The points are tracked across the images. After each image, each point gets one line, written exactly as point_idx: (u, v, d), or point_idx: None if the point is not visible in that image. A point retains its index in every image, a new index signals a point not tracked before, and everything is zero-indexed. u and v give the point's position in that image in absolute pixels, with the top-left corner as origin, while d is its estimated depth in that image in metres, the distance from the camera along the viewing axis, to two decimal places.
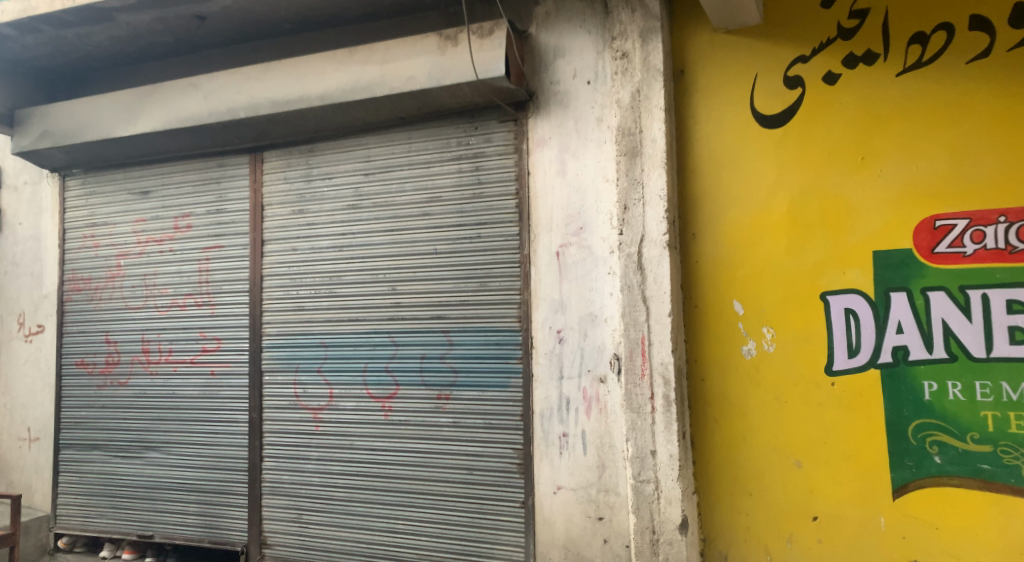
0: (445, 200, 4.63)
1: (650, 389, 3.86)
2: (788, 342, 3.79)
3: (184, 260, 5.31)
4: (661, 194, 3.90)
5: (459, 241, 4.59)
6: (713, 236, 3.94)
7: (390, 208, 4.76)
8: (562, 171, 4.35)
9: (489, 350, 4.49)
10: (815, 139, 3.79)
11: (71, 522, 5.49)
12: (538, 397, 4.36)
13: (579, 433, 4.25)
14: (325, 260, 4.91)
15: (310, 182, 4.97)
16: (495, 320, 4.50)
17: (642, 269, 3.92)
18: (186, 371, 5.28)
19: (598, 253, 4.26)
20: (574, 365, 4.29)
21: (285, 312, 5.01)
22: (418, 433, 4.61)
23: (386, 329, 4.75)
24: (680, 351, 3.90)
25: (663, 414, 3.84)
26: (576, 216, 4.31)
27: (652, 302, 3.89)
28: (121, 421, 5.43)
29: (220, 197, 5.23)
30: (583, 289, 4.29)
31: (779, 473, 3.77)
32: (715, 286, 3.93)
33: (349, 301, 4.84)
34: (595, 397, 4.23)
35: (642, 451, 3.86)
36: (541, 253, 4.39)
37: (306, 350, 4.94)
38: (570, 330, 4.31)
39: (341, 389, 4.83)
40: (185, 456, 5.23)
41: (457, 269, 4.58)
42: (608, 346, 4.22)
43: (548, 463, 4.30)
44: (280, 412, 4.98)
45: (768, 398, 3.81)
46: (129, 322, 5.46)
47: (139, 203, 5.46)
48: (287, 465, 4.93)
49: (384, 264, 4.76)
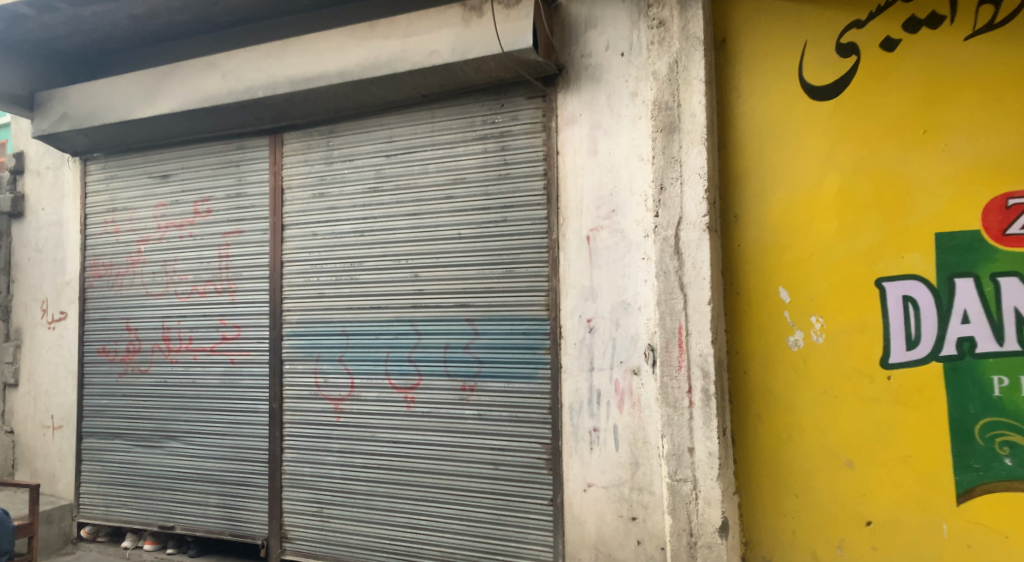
0: (470, 182, 4.40)
1: (688, 382, 3.60)
2: (839, 333, 3.50)
3: (204, 246, 5.18)
4: (700, 172, 3.63)
5: (485, 225, 4.36)
6: (757, 218, 3.65)
7: (413, 191, 4.55)
8: (593, 150, 4.09)
9: (516, 340, 4.27)
10: (871, 111, 3.48)
11: (94, 511, 5.42)
12: (566, 390, 4.13)
13: (610, 428, 4.01)
14: (346, 245, 4.73)
15: (331, 165, 4.79)
16: (523, 308, 4.27)
17: (679, 254, 3.65)
18: (207, 360, 5.15)
19: (631, 237, 4.00)
20: (605, 356, 4.05)
21: (306, 298, 4.85)
22: (442, 426, 4.42)
23: (409, 317, 4.56)
24: (720, 342, 3.62)
25: (701, 409, 3.58)
26: (608, 198, 4.06)
27: (690, 289, 3.63)
28: (142, 410, 5.34)
29: (239, 181, 5.08)
30: (615, 276, 4.04)
31: (828, 475, 3.49)
32: (759, 272, 3.65)
33: (371, 288, 4.66)
34: (628, 391, 3.98)
35: (679, 448, 3.60)
36: (571, 237, 4.15)
37: (327, 338, 4.77)
38: (601, 319, 4.07)
39: (363, 379, 4.66)
40: (206, 446, 5.11)
41: (483, 254, 4.36)
42: (642, 337, 3.97)
43: (578, 459, 4.07)
44: (301, 402, 4.83)
45: (816, 393, 3.53)
46: (150, 309, 5.36)
47: (159, 186, 5.34)
48: (307, 457, 4.78)
49: (407, 250, 4.56)
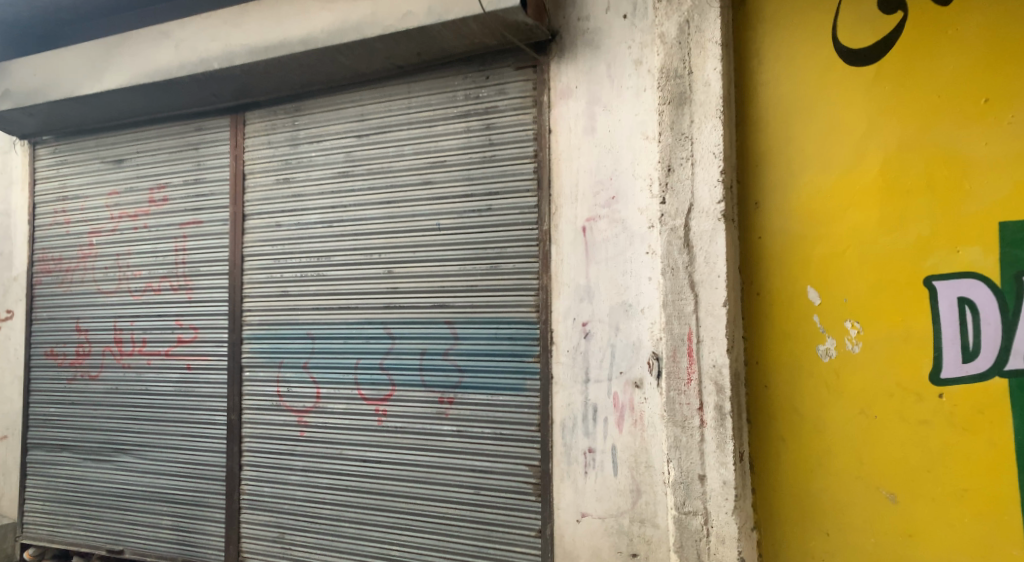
0: (450, 165, 3.88)
1: (698, 398, 3.08)
2: (880, 341, 2.95)
3: (159, 238, 4.66)
4: (714, 150, 3.10)
5: (467, 214, 3.83)
6: (782, 206, 3.11)
7: (387, 175, 4.03)
8: (591, 127, 3.55)
9: (501, 346, 3.73)
10: (920, 78, 2.93)
11: (38, 532, 4.89)
12: (558, 404, 3.58)
13: (608, 449, 3.46)
14: (313, 237, 4.21)
15: (297, 147, 4.27)
16: (509, 309, 3.73)
17: (689, 247, 3.12)
18: (161, 365, 4.63)
19: (633, 229, 3.46)
20: (602, 365, 3.50)
21: (268, 297, 4.32)
22: (417, 443, 3.89)
23: (382, 320, 4.03)
24: (737, 351, 3.09)
25: (714, 429, 3.05)
26: (608, 182, 3.52)
27: (703, 288, 3.09)
28: (92, 420, 4.81)
29: (198, 166, 4.56)
30: (615, 274, 3.49)
31: (866, 510, 2.94)
32: (784, 269, 3.10)
33: (340, 286, 4.13)
34: (629, 407, 3.43)
35: (688, 476, 3.08)
36: (564, 229, 3.61)
37: (291, 342, 4.25)
38: (598, 323, 3.52)
39: (330, 389, 4.13)
40: (159, 461, 4.59)
41: (465, 248, 3.83)
42: (646, 344, 3.42)
43: (570, 485, 3.53)
44: (262, 414, 4.30)
45: (851, 412, 2.98)
46: (101, 308, 4.84)
47: (112, 172, 4.82)
48: (268, 475, 4.25)
49: (380, 243, 4.04)
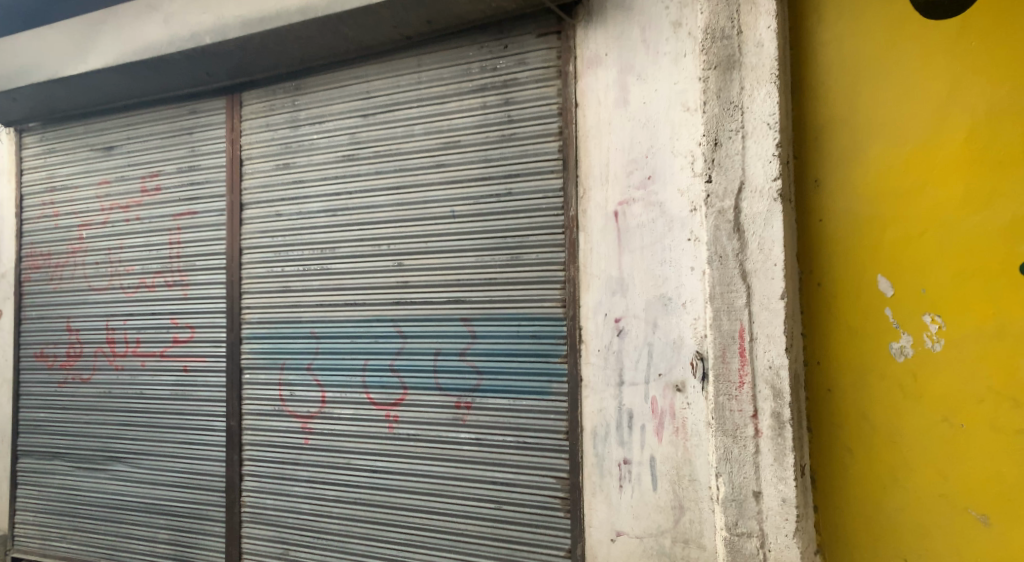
0: (466, 146, 3.50)
1: (752, 404, 2.71)
2: (966, 337, 2.59)
3: (153, 231, 4.32)
4: (768, 121, 2.74)
5: (484, 200, 3.46)
6: (848, 185, 2.74)
7: (396, 158, 3.66)
8: (623, 100, 3.17)
9: (523, 346, 3.37)
10: (1014, 34, 2.56)
11: (29, 545, 4.58)
12: (588, 411, 3.21)
13: (646, 461, 3.09)
14: (315, 228, 3.85)
15: (297, 129, 3.91)
16: (532, 305, 3.37)
17: (740, 232, 2.76)
18: (156, 367, 4.29)
19: (673, 213, 3.07)
20: (639, 366, 3.12)
21: (269, 293, 3.97)
22: (432, 453, 3.53)
23: (392, 317, 3.67)
24: (795, 350, 2.74)
25: (771, 440, 2.69)
26: (643, 160, 3.13)
27: (755, 278, 2.73)
28: (84, 426, 4.48)
29: (192, 152, 4.21)
30: (652, 264, 3.11)
31: (951, 532, 2.58)
32: (850, 256, 2.73)
33: (346, 280, 3.78)
34: (670, 413, 3.05)
35: (741, 492, 2.71)
36: (593, 214, 3.23)
37: (294, 342, 3.90)
38: (633, 319, 3.14)
39: (336, 393, 3.78)
40: (156, 470, 4.26)
41: (482, 237, 3.46)
42: (688, 342, 3.04)
43: (603, 500, 3.16)
44: (263, 420, 3.96)
45: (932, 420, 2.61)
46: (93, 306, 4.49)
47: (102, 160, 4.47)
48: (271, 486, 3.91)
49: (389, 233, 3.68)
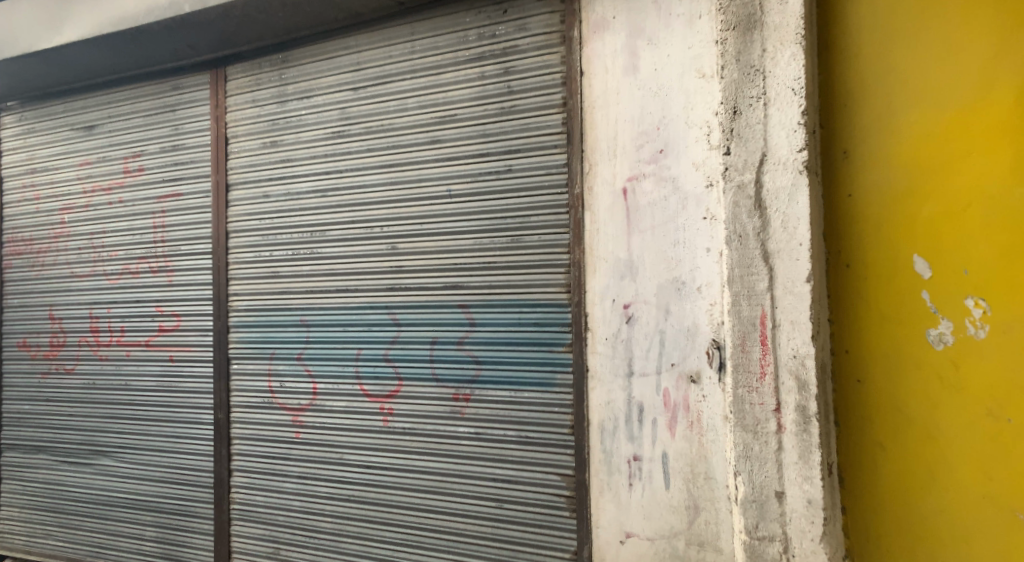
0: (462, 120, 3.27)
1: (775, 396, 2.49)
2: (1012, 323, 2.38)
3: (137, 214, 4.11)
4: (793, 85, 2.50)
5: (483, 178, 3.23)
6: (880, 157, 2.50)
7: (389, 134, 3.43)
8: (632, 67, 2.92)
9: (525, 334, 3.16)
10: None
11: (14, 543, 4.39)
12: (595, 404, 2.99)
13: (657, 457, 2.86)
14: (304, 209, 3.63)
15: (284, 105, 3.67)
16: (534, 290, 3.15)
17: (761, 209, 2.53)
18: (141, 357, 4.09)
19: (687, 190, 2.83)
20: (650, 355, 2.89)
21: (256, 278, 3.76)
22: (428, 449, 3.33)
23: (385, 303, 3.45)
24: (822, 338, 2.52)
25: (795, 436, 2.47)
26: (654, 132, 2.88)
27: (778, 259, 2.51)
28: (68, 419, 4.28)
29: (176, 130, 3.98)
30: (663, 245, 2.87)
31: (996, 536, 2.38)
32: (882, 235, 2.50)
33: (337, 265, 3.56)
34: (684, 406, 2.82)
35: (762, 493, 2.50)
36: (600, 191, 2.99)
37: (283, 330, 3.69)
38: (644, 305, 2.91)
39: (328, 384, 3.57)
40: (143, 465, 4.07)
41: (481, 217, 3.24)
42: (703, 329, 2.81)
43: (612, 499, 2.94)
44: (252, 413, 3.75)
45: (975, 412, 2.40)
46: (76, 294, 4.28)
47: (83, 140, 4.24)
48: (260, 482, 3.71)
49: (382, 214, 3.45)
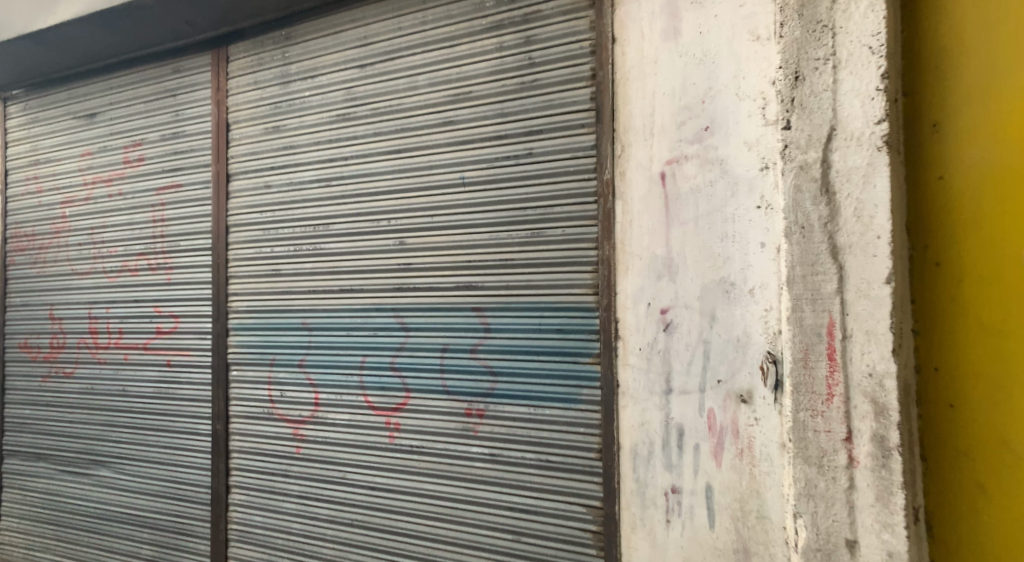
0: (478, 98, 2.89)
1: (845, 423, 2.04)
2: None
3: (137, 207, 3.84)
4: (871, 43, 2.05)
5: (500, 163, 2.85)
6: (980, 130, 2.04)
7: (397, 116, 3.07)
8: (673, 30, 2.50)
9: (546, 342, 2.76)
10: None
11: (13, 555, 4.16)
12: (627, 425, 2.57)
13: (700, 490, 2.43)
14: (307, 201, 3.30)
15: (287, 86, 3.34)
16: (557, 291, 2.75)
17: (829, 194, 2.08)
18: (140, 361, 3.82)
19: (737, 173, 2.40)
20: (691, 369, 2.46)
21: (257, 276, 3.44)
22: (437, 471, 2.95)
23: (393, 305, 3.09)
24: (905, 352, 2.05)
25: (871, 473, 2.02)
26: (699, 106, 2.45)
27: (849, 256, 2.06)
28: (67, 426, 4.03)
29: (176, 117, 3.70)
30: (708, 239, 2.44)
31: None
32: (983, 227, 2.03)
33: (340, 262, 3.21)
34: (732, 430, 2.38)
35: (829, 541, 2.04)
36: (634, 177, 2.58)
37: (284, 334, 3.36)
38: (684, 310, 2.48)
39: (330, 394, 3.23)
40: (140, 477, 3.79)
41: (498, 208, 2.85)
42: (756, 340, 2.37)
43: (646, 537, 2.52)
44: (251, 424, 3.43)
45: None
46: (75, 292, 4.04)
47: (85, 129, 4.00)
48: (259, 501, 3.39)
49: (389, 205, 3.09)
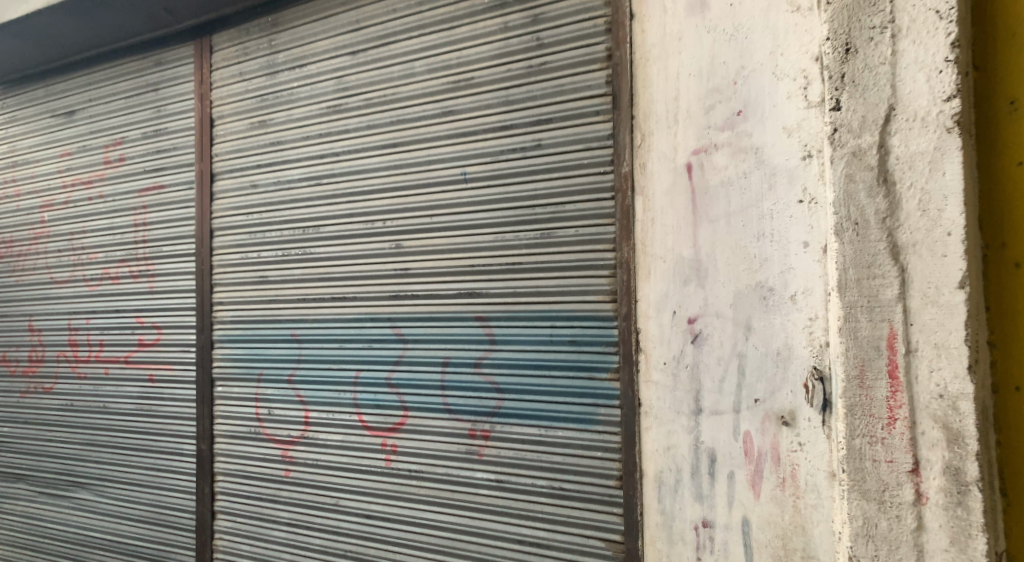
0: (481, 85, 2.61)
1: (910, 453, 1.75)
2: None
3: (118, 211, 3.58)
4: (938, 6, 1.75)
5: (506, 157, 2.56)
6: None
7: (393, 107, 2.80)
8: (700, 3, 2.22)
9: (558, 356, 2.48)
10: None
11: None
12: (651, 449, 2.30)
13: (735, 524, 2.15)
14: (296, 201, 3.03)
15: (274, 76, 3.08)
16: (570, 299, 2.46)
17: (887, 183, 1.79)
18: (122, 376, 3.55)
19: (774, 163, 2.11)
20: (723, 386, 2.18)
21: (243, 284, 3.17)
22: (439, 498, 2.67)
23: (389, 315, 2.81)
24: (982, 369, 1.76)
25: (943, 511, 1.73)
26: (730, 89, 2.18)
27: (913, 256, 1.77)
28: (46, 446, 3.77)
29: (157, 112, 3.44)
30: (742, 239, 2.16)
31: None
32: None
33: (332, 268, 2.94)
34: (773, 456, 2.10)
35: None
36: (656, 170, 2.30)
37: (272, 346, 3.09)
38: (715, 319, 2.20)
39: (321, 413, 2.95)
40: (122, 500, 3.52)
41: (503, 207, 2.57)
42: (800, 353, 2.09)
43: None
44: (237, 445, 3.16)
45: None
46: (54, 302, 3.78)
47: (64, 128, 3.75)
48: (247, 529, 3.12)
49: (384, 205, 2.82)
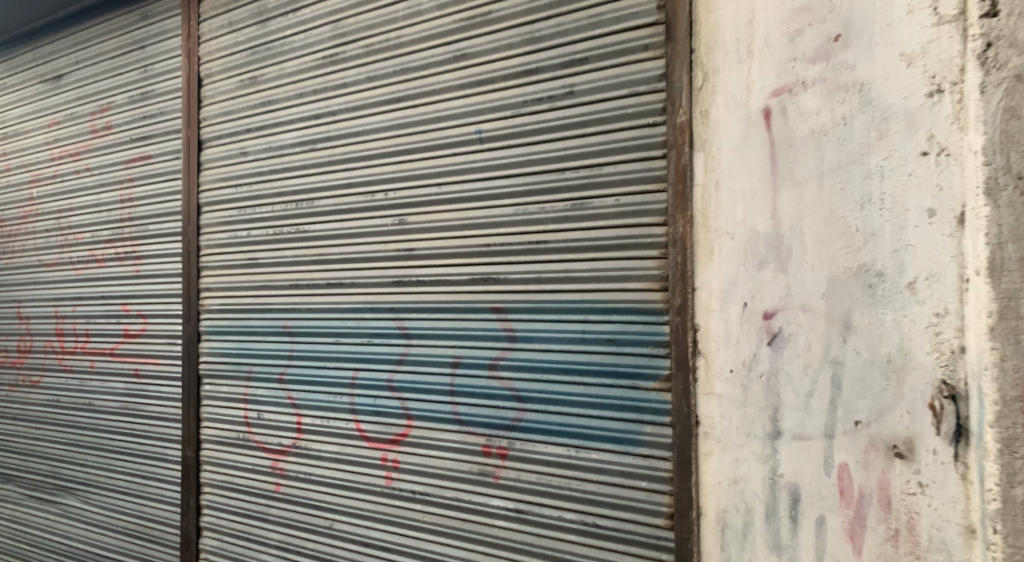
0: (500, 21, 2.12)
1: None
2: None
3: (105, 185, 3.21)
4: None
5: (529, 109, 2.07)
6: None
7: (397, 53, 2.33)
8: None
9: (593, 357, 1.98)
10: None
11: None
12: (712, 481, 1.79)
13: None
14: (288, 169, 2.59)
15: (265, 24, 2.64)
16: (608, 286, 1.96)
17: None
18: (107, 370, 3.19)
19: (887, 102, 1.61)
20: (811, 402, 1.67)
21: (230, 266, 2.73)
22: (447, 529, 2.21)
23: (390, 304, 2.34)
24: None
25: None
26: (825, 6, 1.66)
27: None
28: (32, 445, 3.43)
29: (144, 73, 3.05)
30: (840, 207, 1.65)
31: None
32: None
33: (327, 248, 2.49)
34: (880, 497, 1.61)
35: None
36: (722, 119, 1.79)
37: (261, 340, 2.66)
38: (800, 313, 1.69)
39: (314, 419, 2.51)
40: (107, 508, 3.16)
41: (526, 171, 2.07)
42: (920, 362, 1.58)
43: None
44: (224, 453, 2.74)
45: None
46: (42, 287, 3.44)
47: (51, 94, 3.39)
48: (234, 549, 2.71)
49: (386, 172, 2.35)
